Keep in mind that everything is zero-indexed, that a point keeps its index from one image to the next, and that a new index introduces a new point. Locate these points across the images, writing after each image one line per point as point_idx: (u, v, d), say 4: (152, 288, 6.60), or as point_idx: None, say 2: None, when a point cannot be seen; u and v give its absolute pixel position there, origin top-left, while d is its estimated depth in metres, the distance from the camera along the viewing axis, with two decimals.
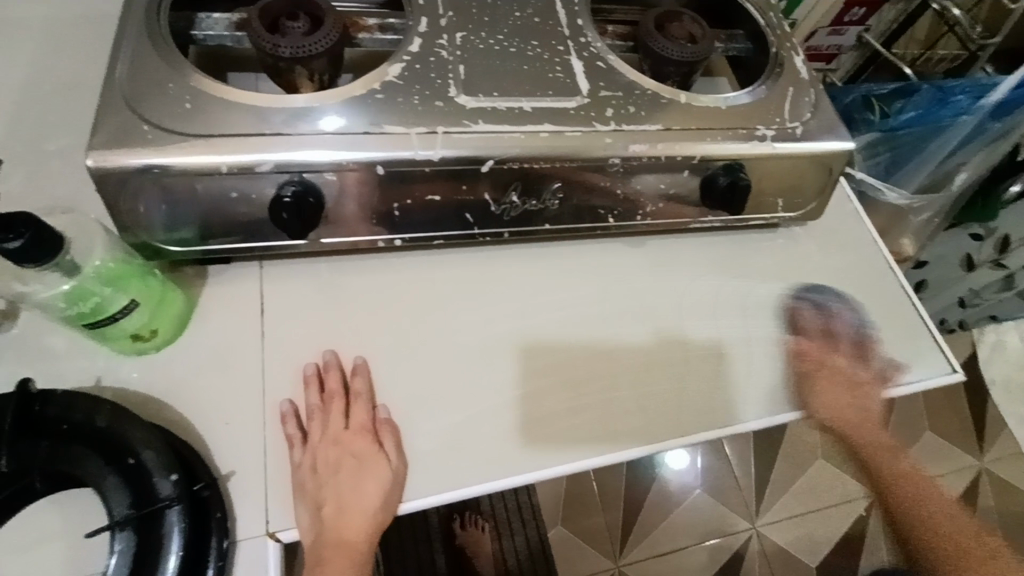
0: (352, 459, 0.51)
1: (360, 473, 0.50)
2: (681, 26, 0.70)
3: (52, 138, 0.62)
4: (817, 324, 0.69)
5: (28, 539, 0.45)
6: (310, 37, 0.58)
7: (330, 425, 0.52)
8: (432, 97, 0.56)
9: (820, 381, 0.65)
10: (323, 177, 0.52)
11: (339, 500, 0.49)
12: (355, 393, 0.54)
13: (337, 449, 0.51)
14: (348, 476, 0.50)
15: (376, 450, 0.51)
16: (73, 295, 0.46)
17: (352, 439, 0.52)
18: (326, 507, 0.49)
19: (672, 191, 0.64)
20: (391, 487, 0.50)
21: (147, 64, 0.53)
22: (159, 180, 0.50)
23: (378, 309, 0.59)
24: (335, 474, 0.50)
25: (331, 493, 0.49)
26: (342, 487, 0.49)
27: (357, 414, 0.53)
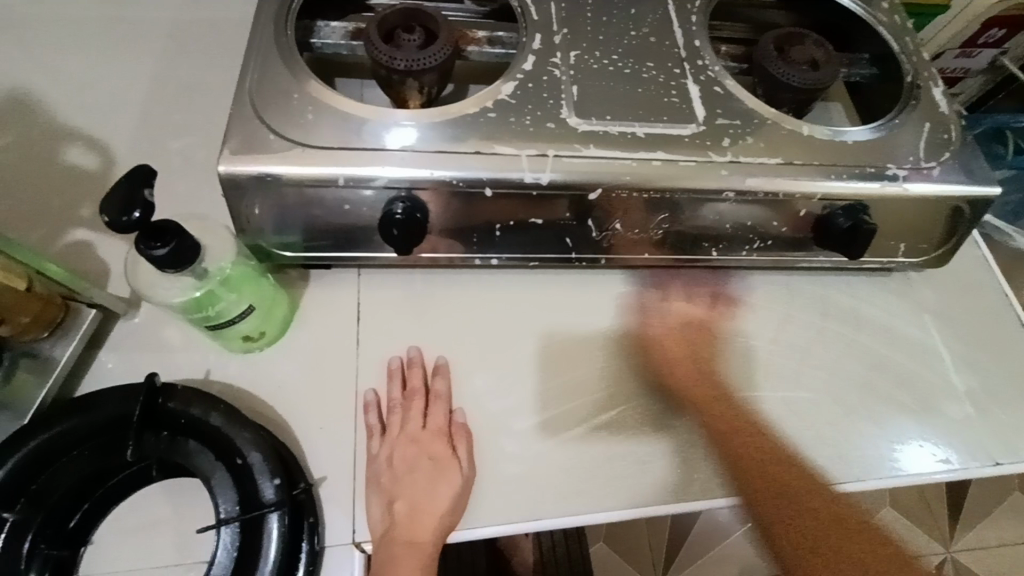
0: (427, 458, 0.51)
1: (434, 472, 0.50)
2: (805, 50, 0.65)
3: (177, 137, 0.65)
4: (932, 379, 0.63)
5: (141, 521, 0.47)
6: (424, 51, 0.58)
7: (409, 423, 0.52)
8: (543, 118, 0.54)
9: (644, 373, 0.59)
10: (429, 193, 0.53)
11: (412, 498, 0.49)
12: (435, 394, 0.55)
13: (415, 446, 0.51)
14: (422, 475, 0.50)
15: (450, 451, 0.52)
16: (198, 300, 0.48)
17: (429, 439, 0.52)
18: (399, 503, 0.49)
19: (781, 228, 0.60)
20: (459, 491, 0.50)
21: (271, 74, 0.55)
22: (277, 188, 0.51)
23: (469, 321, 0.59)
24: (410, 471, 0.50)
25: (403, 489, 0.49)
26: (415, 486, 0.49)
27: (434, 414, 0.53)
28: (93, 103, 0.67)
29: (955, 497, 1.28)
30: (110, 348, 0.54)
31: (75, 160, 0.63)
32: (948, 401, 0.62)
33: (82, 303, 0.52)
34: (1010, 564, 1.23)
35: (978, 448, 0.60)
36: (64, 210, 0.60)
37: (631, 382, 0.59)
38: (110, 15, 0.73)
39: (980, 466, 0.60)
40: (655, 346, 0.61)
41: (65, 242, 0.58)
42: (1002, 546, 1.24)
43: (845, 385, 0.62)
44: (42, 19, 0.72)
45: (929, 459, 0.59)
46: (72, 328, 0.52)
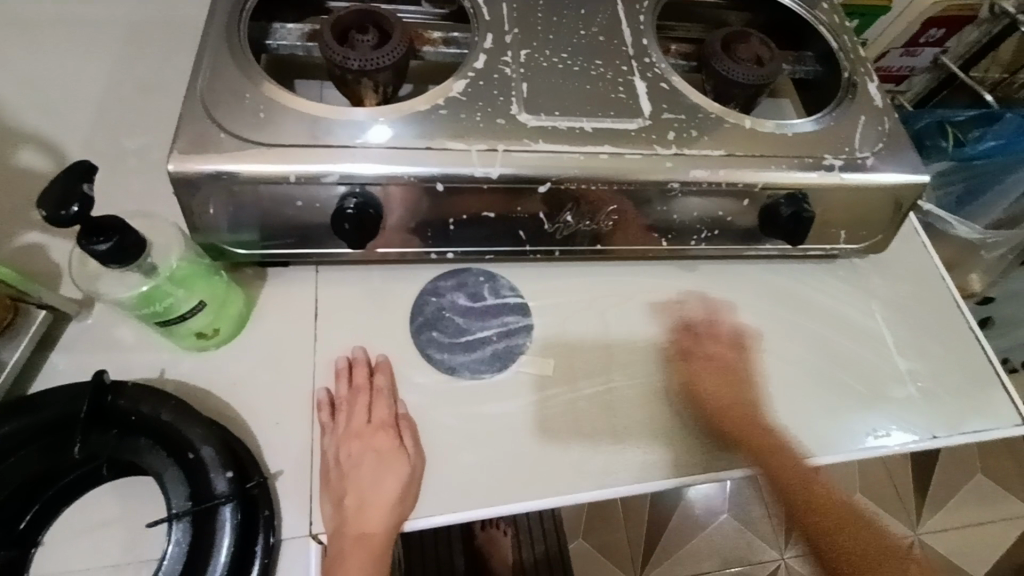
0: (372, 452, 0.51)
1: (380, 464, 0.51)
2: (749, 48, 0.68)
3: (131, 138, 0.65)
4: (875, 361, 0.66)
5: (92, 520, 0.47)
6: (378, 51, 0.60)
7: (354, 419, 0.53)
8: (493, 115, 0.56)
9: (602, 362, 0.61)
10: (380, 189, 0.53)
11: (360, 492, 0.49)
12: (378, 389, 0.55)
13: (360, 442, 0.51)
14: (369, 469, 0.50)
15: (395, 443, 0.52)
16: (147, 296, 0.48)
17: (373, 433, 0.52)
18: (348, 499, 0.49)
19: (729, 218, 0.62)
20: (408, 481, 0.51)
21: (224, 74, 0.55)
22: (229, 186, 0.52)
23: (453, 319, 0.60)
24: (357, 467, 0.50)
25: (351, 485, 0.50)
26: (361, 480, 0.50)
27: (378, 408, 0.54)
28: (46, 105, 0.66)
29: (918, 480, 1.32)
30: (61, 350, 0.53)
31: (26, 162, 0.63)
32: (888, 380, 0.65)
33: (31, 304, 0.52)
34: (972, 544, 1.28)
35: (918, 424, 0.63)
36: (14, 212, 0.59)
37: (588, 369, 0.60)
38: (63, 18, 0.72)
39: (920, 442, 0.62)
40: (611, 335, 0.63)
41: (15, 244, 0.58)
42: (964, 526, 1.29)
43: (792, 370, 0.64)
44: None
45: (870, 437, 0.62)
46: (20, 330, 0.51)
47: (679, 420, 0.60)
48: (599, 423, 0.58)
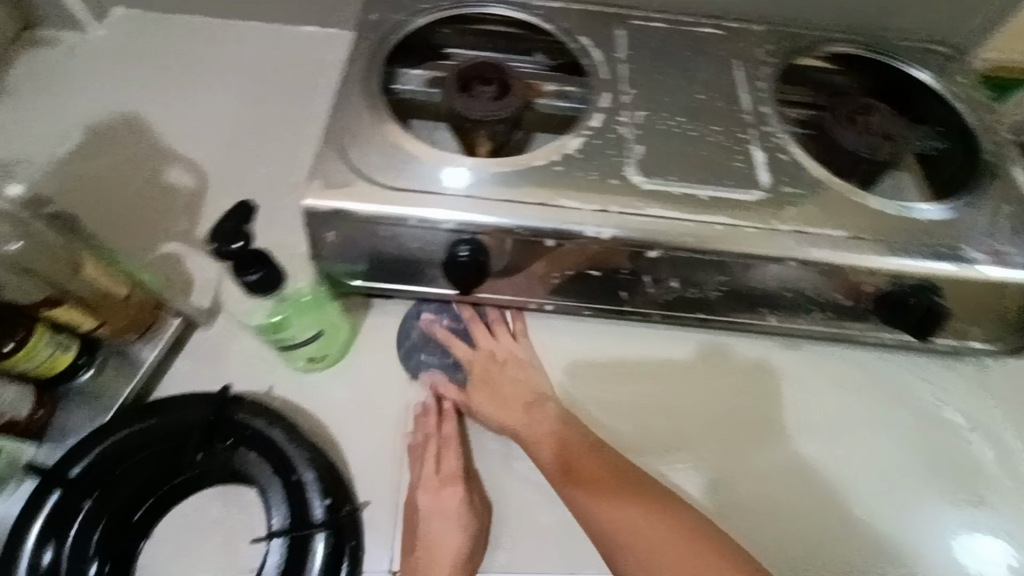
0: (443, 510, 0.51)
1: (448, 519, 0.50)
2: (876, 122, 0.65)
3: (258, 162, 0.70)
4: (1001, 476, 0.60)
5: (195, 523, 0.49)
6: (497, 103, 0.62)
7: (425, 468, 0.53)
8: (608, 175, 0.56)
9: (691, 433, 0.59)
10: (494, 241, 0.55)
11: (430, 544, 0.50)
12: (446, 436, 0.55)
13: (430, 492, 0.52)
14: (438, 521, 0.50)
15: (462, 501, 0.51)
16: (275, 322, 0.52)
17: (443, 485, 0.52)
18: (419, 552, 0.50)
19: (845, 301, 0.59)
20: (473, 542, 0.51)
21: (356, 115, 0.59)
22: (353, 223, 0.55)
23: (437, 337, 0.61)
24: (427, 519, 0.51)
25: (422, 535, 0.50)
26: (432, 532, 0.50)
27: (448, 462, 0.53)
28: (193, 127, 0.72)
29: None
30: (184, 355, 0.57)
31: (172, 179, 0.69)
32: (1016, 499, 0.58)
33: (169, 311, 0.57)
34: None
35: None
36: (160, 224, 0.66)
37: (674, 438, 0.59)
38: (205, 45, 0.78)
39: None
40: (702, 406, 0.61)
41: (157, 253, 0.64)
42: None
43: (900, 471, 0.59)
44: (143, 43, 0.77)
45: (990, 564, 0.55)
46: (158, 333, 0.56)
47: (766, 507, 0.57)
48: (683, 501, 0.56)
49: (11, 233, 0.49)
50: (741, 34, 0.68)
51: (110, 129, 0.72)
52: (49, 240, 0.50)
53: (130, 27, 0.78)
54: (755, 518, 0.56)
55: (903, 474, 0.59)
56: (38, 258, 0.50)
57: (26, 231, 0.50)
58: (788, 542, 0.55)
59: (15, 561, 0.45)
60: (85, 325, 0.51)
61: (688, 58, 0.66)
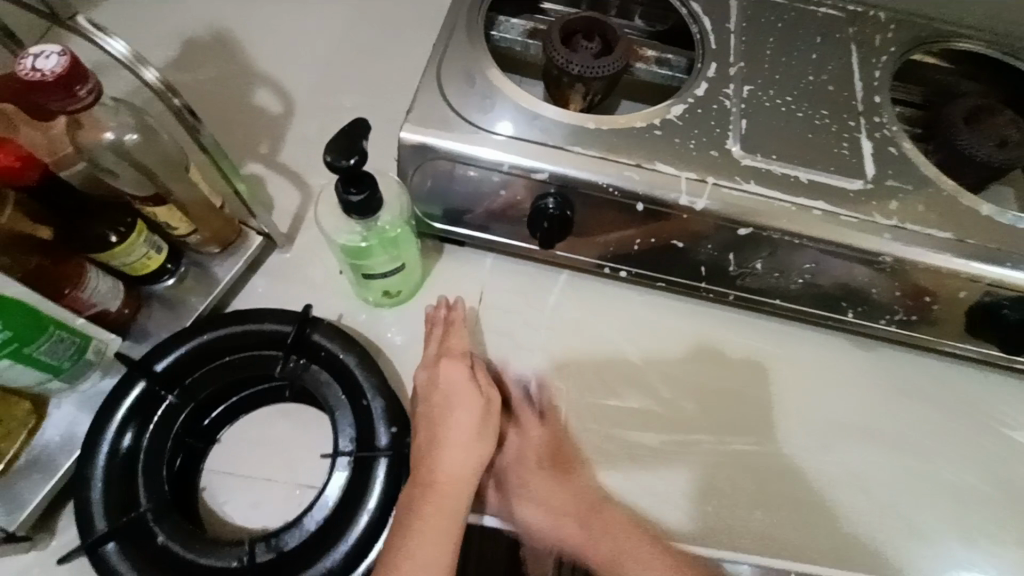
0: (448, 382, 0.50)
1: (449, 397, 0.49)
2: (995, 125, 0.60)
3: (345, 94, 0.69)
4: None
5: (261, 435, 0.51)
6: (599, 60, 0.60)
7: (429, 351, 0.53)
8: (708, 145, 0.55)
9: (750, 420, 0.58)
10: (582, 197, 0.54)
11: (430, 423, 0.48)
12: (454, 323, 0.55)
13: (433, 371, 0.51)
14: (438, 399, 0.49)
15: (466, 373, 0.51)
16: (360, 251, 0.51)
17: (446, 362, 0.51)
18: (420, 432, 0.48)
19: (935, 306, 0.57)
20: (479, 422, 0.49)
21: (457, 55, 0.58)
22: (444, 162, 0.54)
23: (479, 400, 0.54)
24: (428, 398, 0.50)
25: (422, 416, 0.48)
26: (433, 414, 0.48)
27: (457, 346, 0.53)
28: (284, 55, 0.72)
29: None
30: (261, 274, 0.58)
31: (261, 103, 0.69)
32: None
33: (252, 228, 0.57)
34: None
35: None
36: (246, 144, 0.66)
37: (734, 422, 0.58)
38: None
39: None
40: (765, 395, 0.59)
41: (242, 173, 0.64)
42: None
43: (965, 489, 0.57)
44: None
45: None
46: (240, 248, 0.56)
47: (819, 503, 0.56)
48: (735, 483, 0.55)
49: (129, 124, 0.46)
50: (861, 19, 0.65)
51: (206, 47, 0.73)
52: (161, 137, 0.47)
53: None
54: (807, 513, 0.55)
55: (968, 493, 0.57)
56: (149, 155, 0.47)
57: (149, 129, 0.47)
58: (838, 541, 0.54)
59: (93, 450, 0.45)
60: (180, 230, 0.50)
61: (802, 38, 0.63)
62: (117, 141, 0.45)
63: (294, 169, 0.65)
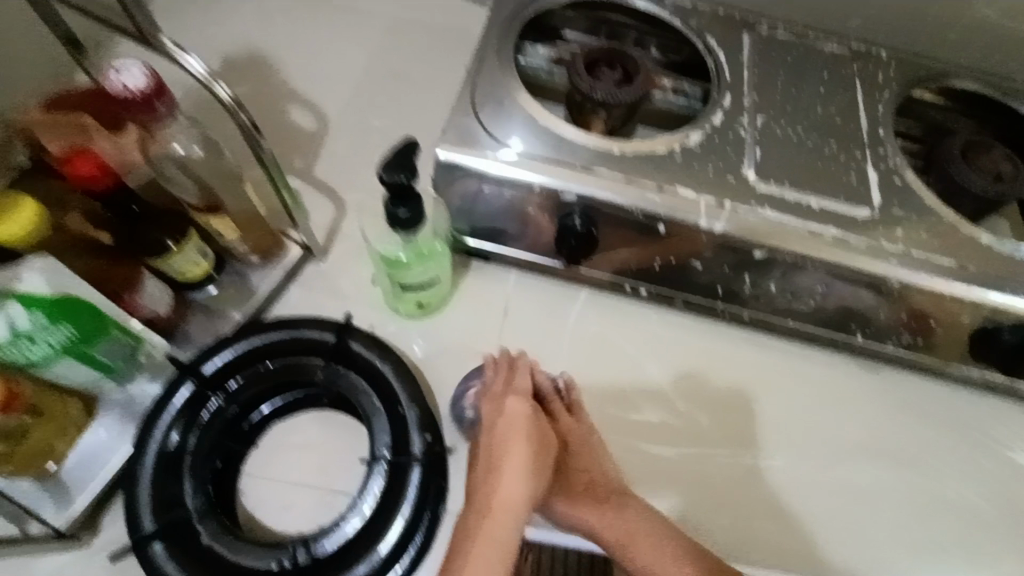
0: (511, 421, 0.51)
1: (512, 439, 0.51)
2: (992, 161, 0.64)
3: (377, 114, 0.73)
4: None
5: (296, 439, 0.53)
6: (621, 88, 0.63)
7: (494, 386, 0.54)
8: (725, 171, 0.58)
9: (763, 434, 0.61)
10: (607, 216, 0.57)
11: (490, 465, 0.50)
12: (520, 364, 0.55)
13: (496, 410, 0.52)
14: (502, 437, 0.51)
15: (528, 411, 0.52)
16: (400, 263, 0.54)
17: (510, 400, 0.52)
18: (485, 471, 0.50)
19: (937, 328, 0.60)
20: (536, 459, 0.51)
21: (489, 80, 0.61)
22: (476, 179, 0.57)
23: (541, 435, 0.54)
24: (493, 435, 0.51)
25: (484, 455, 0.51)
26: (495, 454, 0.50)
27: (521, 386, 0.54)
28: (317, 74, 0.75)
29: None
30: (298, 284, 0.60)
31: (296, 119, 0.72)
32: None
33: (292, 239, 0.60)
34: None
35: None
36: (281, 157, 0.69)
37: (746, 435, 0.60)
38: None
39: None
40: (776, 411, 0.62)
41: None
42: None
43: (965, 505, 0.60)
44: None
45: None
46: (279, 260, 0.59)
47: (827, 516, 0.58)
48: (749, 496, 0.58)
49: (194, 138, 0.51)
50: (865, 56, 0.69)
51: (243, 63, 0.76)
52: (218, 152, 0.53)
53: None
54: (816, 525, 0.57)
55: (968, 509, 0.60)
56: (207, 166, 0.52)
57: (211, 144, 0.53)
58: (845, 553, 0.57)
59: (145, 449, 0.48)
60: (229, 236, 0.54)
61: (811, 73, 0.67)
62: (182, 153, 0.50)
63: (327, 183, 0.68)
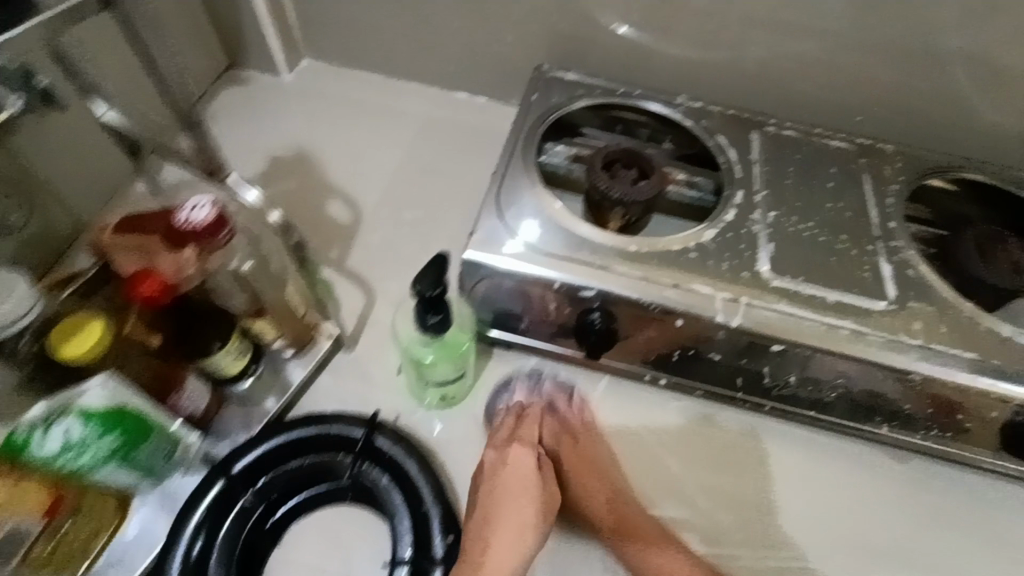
0: (514, 466, 0.56)
1: (512, 483, 0.55)
2: (1008, 252, 0.65)
3: (408, 208, 0.78)
4: None
5: (320, 534, 0.54)
6: (636, 187, 0.67)
7: (497, 433, 0.60)
8: (740, 267, 0.60)
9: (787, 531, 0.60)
10: (625, 311, 0.59)
11: (490, 510, 0.54)
12: (526, 415, 0.61)
13: (498, 455, 0.57)
14: (503, 483, 0.55)
15: (532, 459, 0.57)
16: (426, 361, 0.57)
17: (513, 447, 0.58)
18: (483, 517, 0.54)
19: (964, 423, 0.59)
20: (534, 513, 0.54)
21: (513, 182, 0.66)
22: (501, 276, 0.60)
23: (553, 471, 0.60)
24: (493, 482, 0.56)
25: (483, 502, 0.54)
26: (495, 499, 0.54)
27: (526, 436, 0.60)
28: (355, 170, 0.82)
29: None
30: (327, 373, 0.63)
31: (334, 213, 0.78)
32: None
33: (324, 332, 0.64)
34: None
35: None
36: (318, 249, 0.74)
37: (770, 533, 0.59)
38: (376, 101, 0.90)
39: None
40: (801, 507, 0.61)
41: None
42: None
43: None
44: (327, 94, 0.90)
45: None
46: (310, 351, 0.62)
47: None
48: None
49: (247, 253, 0.55)
50: (871, 151, 0.73)
51: (288, 162, 0.83)
52: (270, 263, 0.57)
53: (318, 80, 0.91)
54: None
55: None
56: (257, 276, 0.56)
57: (262, 257, 0.56)
58: None
59: (172, 551, 0.51)
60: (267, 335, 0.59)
61: (819, 168, 0.70)
62: (236, 268, 0.54)
63: (360, 274, 0.72)
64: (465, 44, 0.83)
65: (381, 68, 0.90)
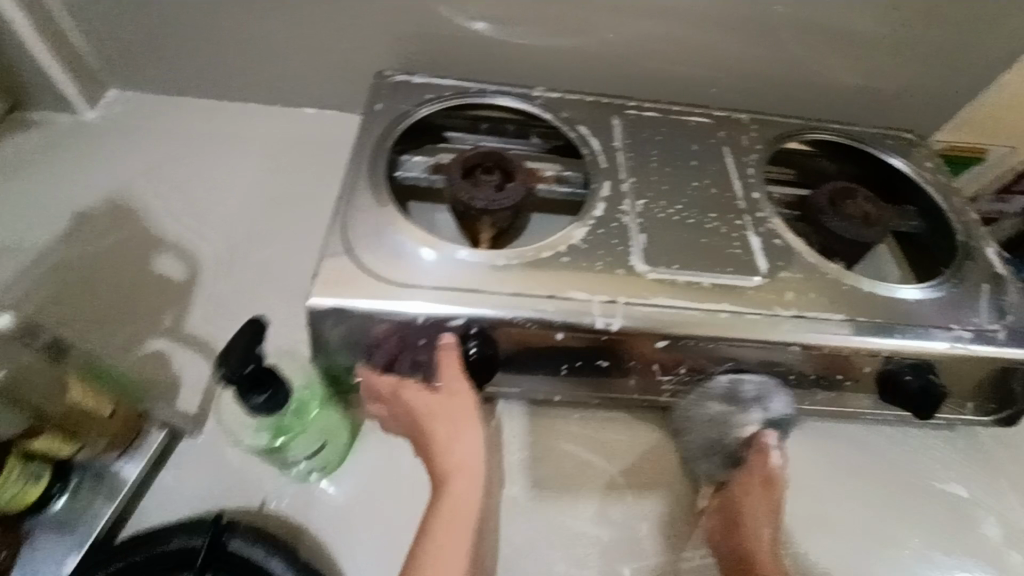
0: (415, 401, 0.53)
1: (428, 417, 0.53)
2: (861, 204, 0.67)
3: (255, 251, 0.68)
4: (997, 547, 0.61)
5: None
6: (501, 193, 0.61)
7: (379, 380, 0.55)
8: (614, 264, 0.57)
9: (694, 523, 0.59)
10: (503, 333, 0.54)
11: (430, 448, 0.52)
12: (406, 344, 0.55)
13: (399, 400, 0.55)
14: (424, 417, 0.53)
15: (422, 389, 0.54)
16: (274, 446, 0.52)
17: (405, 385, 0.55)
18: (432, 455, 0.52)
19: (847, 382, 0.60)
20: (466, 437, 0.52)
21: (362, 210, 0.58)
22: (358, 320, 0.53)
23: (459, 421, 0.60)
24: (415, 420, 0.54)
25: (422, 443, 0.53)
26: (429, 437, 0.53)
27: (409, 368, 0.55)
28: (184, 214, 0.70)
29: None
30: (170, 468, 0.54)
31: (163, 270, 0.66)
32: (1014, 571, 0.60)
33: (153, 422, 0.55)
34: None
35: None
36: (144, 315, 0.62)
37: (678, 528, 0.59)
38: (200, 126, 0.77)
39: None
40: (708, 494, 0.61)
41: (141, 351, 0.60)
42: None
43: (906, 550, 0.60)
44: (138, 127, 0.76)
45: None
46: (139, 449, 0.53)
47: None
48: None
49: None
50: (728, 122, 0.73)
51: (96, 217, 0.69)
52: (27, 367, 0.48)
53: (125, 111, 0.77)
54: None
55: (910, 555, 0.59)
56: (19, 386, 0.47)
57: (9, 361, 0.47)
58: None
59: None
60: (62, 452, 0.49)
61: (681, 146, 0.69)
62: None
63: (204, 339, 0.62)
64: (293, 56, 0.73)
65: (202, 89, 0.77)
